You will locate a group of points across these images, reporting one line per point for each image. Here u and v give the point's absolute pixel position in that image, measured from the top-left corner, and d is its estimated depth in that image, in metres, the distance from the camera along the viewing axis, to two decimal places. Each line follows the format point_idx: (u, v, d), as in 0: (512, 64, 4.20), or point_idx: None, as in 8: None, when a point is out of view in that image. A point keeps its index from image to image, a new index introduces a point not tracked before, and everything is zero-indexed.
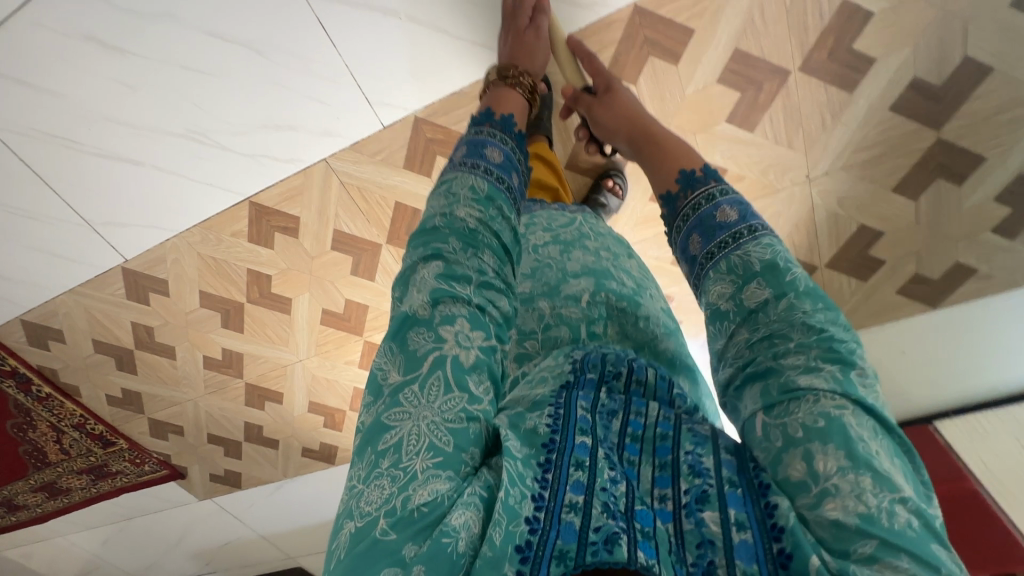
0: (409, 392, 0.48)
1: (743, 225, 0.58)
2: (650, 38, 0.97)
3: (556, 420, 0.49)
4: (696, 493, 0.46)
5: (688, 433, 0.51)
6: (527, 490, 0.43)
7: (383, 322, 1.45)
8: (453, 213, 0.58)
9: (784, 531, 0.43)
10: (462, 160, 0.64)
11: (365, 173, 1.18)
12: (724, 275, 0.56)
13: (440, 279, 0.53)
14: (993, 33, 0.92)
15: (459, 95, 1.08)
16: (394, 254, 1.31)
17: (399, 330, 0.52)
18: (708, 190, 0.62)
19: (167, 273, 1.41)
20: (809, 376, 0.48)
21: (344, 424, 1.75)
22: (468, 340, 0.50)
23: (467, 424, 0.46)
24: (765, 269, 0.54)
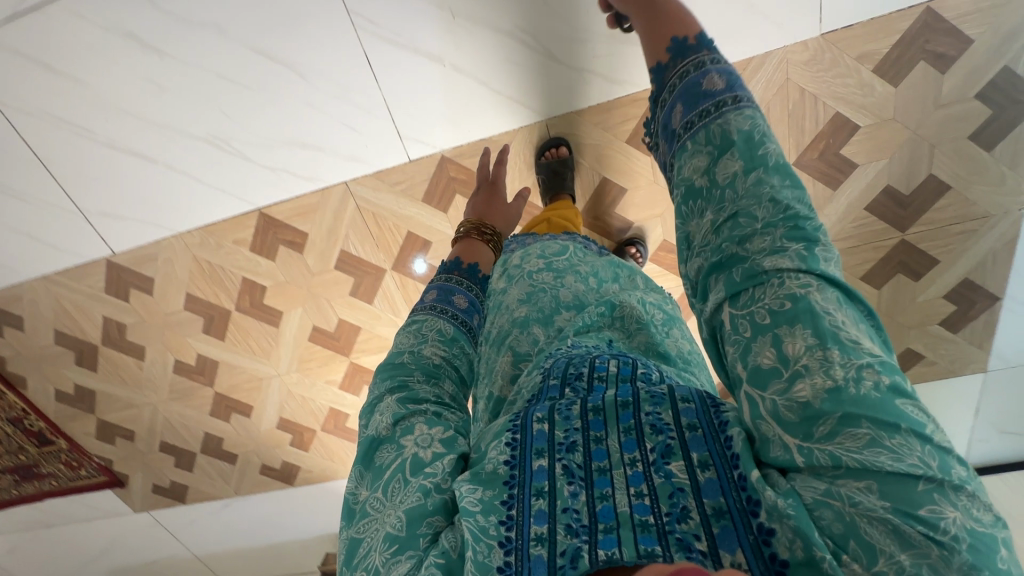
0: (375, 500, 0.52)
1: (730, 94, 0.52)
2: None
3: (514, 453, 0.48)
4: (661, 449, 0.46)
5: (646, 395, 0.49)
6: (491, 540, 0.44)
7: (373, 345, 1.45)
8: (420, 352, 0.64)
9: (742, 461, 0.43)
10: (433, 304, 0.73)
11: (383, 201, 1.21)
12: (702, 147, 0.52)
13: (400, 402, 0.57)
14: (954, 158, 1.07)
15: (487, 141, 1.13)
16: (397, 280, 1.32)
17: (367, 452, 0.56)
18: (703, 56, 0.56)
19: (155, 272, 1.37)
20: (775, 260, 0.44)
21: (312, 444, 1.70)
22: (426, 434, 0.54)
23: (423, 500, 0.50)
24: (741, 138, 0.49)
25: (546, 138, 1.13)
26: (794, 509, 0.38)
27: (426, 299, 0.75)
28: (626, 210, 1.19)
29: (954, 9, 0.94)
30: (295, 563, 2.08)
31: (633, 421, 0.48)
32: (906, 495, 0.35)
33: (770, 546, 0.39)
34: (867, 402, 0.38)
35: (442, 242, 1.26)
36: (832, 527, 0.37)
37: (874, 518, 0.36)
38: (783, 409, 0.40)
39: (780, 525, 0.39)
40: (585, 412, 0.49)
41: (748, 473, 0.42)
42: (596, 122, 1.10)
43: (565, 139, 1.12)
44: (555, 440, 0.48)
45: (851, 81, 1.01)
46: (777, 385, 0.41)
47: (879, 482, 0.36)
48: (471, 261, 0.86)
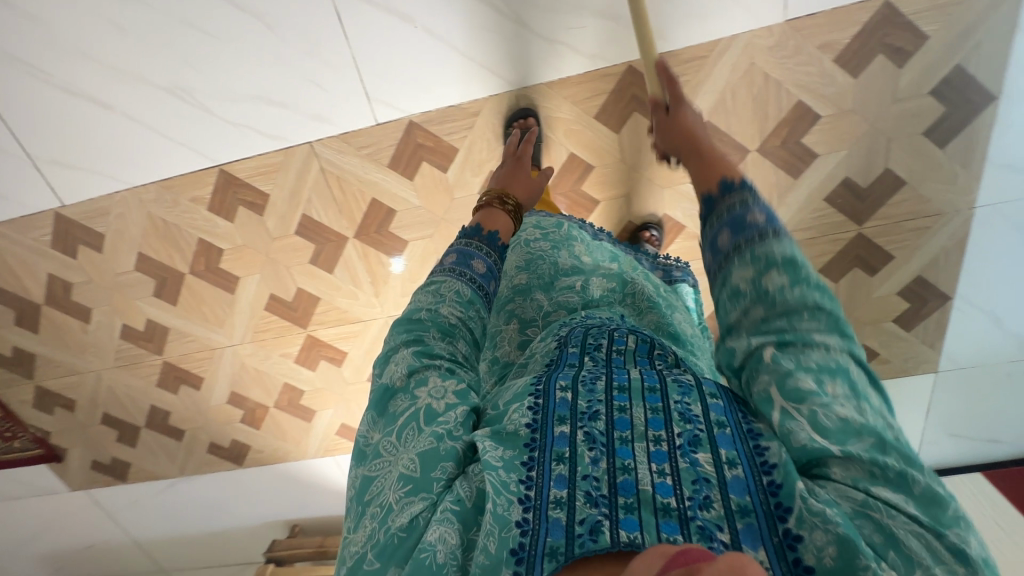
0: (388, 442, 0.51)
1: (769, 226, 0.52)
2: (637, 95, 1.08)
3: (536, 417, 0.50)
4: (688, 437, 0.47)
5: (674, 385, 0.52)
6: (511, 495, 0.44)
7: (332, 317, 1.41)
8: (438, 311, 0.58)
9: (775, 466, 0.44)
10: (450, 265, 0.65)
11: (348, 164, 1.19)
12: (748, 263, 0.51)
13: (416, 355, 0.55)
14: (909, 153, 1.10)
15: (456, 109, 1.12)
16: (359, 249, 1.30)
17: (381, 401, 0.54)
18: (742, 196, 0.55)
19: (106, 228, 1.32)
20: (822, 330, 0.48)
21: (264, 422, 1.64)
22: (442, 386, 0.52)
23: (437, 445, 0.49)
24: (785, 259, 0.49)
25: (515, 109, 1.12)
26: (840, 517, 0.40)
27: (444, 261, 0.67)
28: (591, 185, 1.18)
29: (910, 5, 0.97)
30: (241, 550, 1.99)
31: (659, 403, 0.50)
32: (932, 511, 0.41)
33: (797, 550, 0.40)
34: (897, 442, 0.44)
35: (407, 211, 1.24)
36: (873, 536, 0.40)
37: (910, 527, 0.40)
38: (826, 417, 0.44)
39: (815, 532, 0.40)
40: (609, 388, 0.52)
41: (790, 482, 0.42)
42: (567, 96, 1.10)
43: (535, 111, 1.11)
44: (578, 409, 0.50)
45: (813, 70, 1.03)
46: (828, 409, 0.44)
47: (914, 498, 0.41)
48: (491, 230, 0.73)
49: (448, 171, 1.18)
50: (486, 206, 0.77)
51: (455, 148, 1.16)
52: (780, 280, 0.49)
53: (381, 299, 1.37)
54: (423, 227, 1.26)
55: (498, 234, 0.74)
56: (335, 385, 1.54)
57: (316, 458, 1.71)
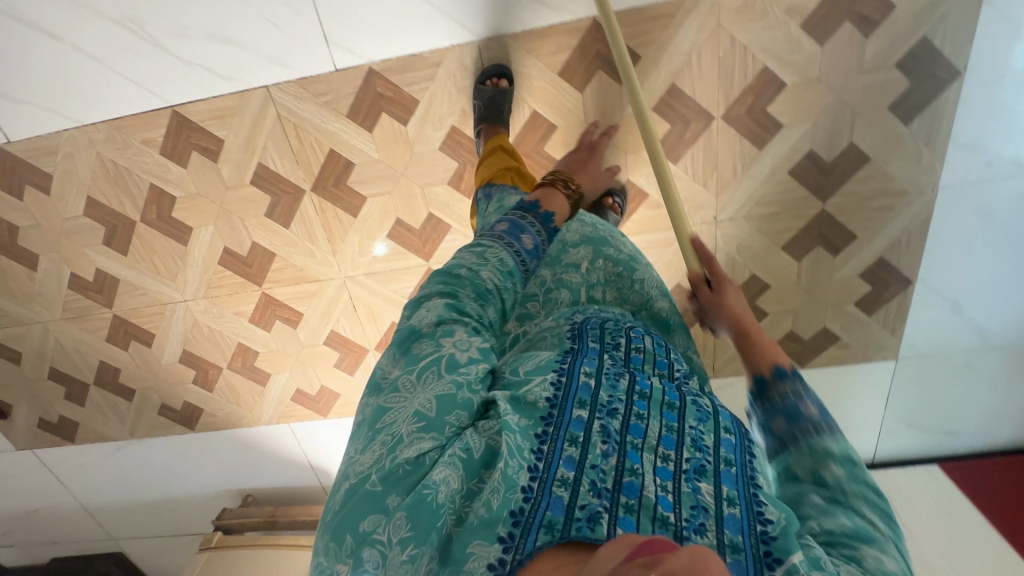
0: (407, 379, 0.53)
1: (822, 419, 0.55)
2: (601, 53, 1.06)
3: (556, 394, 0.52)
4: (695, 463, 0.49)
5: (692, 407, 0.55)
6: (523, 462, 0.47)
7: (287, 275, 1.37)
8: (479, 273, 0.60)
9: (771, 520, 0.46)
10: (500, 233, 0.67)
11: (306, 112, 1.16)
12: (803, 453, 0.53)
13: (447, 307, 0.57)
14: (873, 128, 1.09)
15: (417, 58, 1.09)
16: (316, 203, 1.26)
17: (406, 341, 0.56)
18: (796, 384, 0.58)
19: (54, 168, 1.27)
20: (870, 515, 0.48)
21: (217, 384, 1.60)
22: (468, 340, 0.54)
23: (456, 392, 0.51)
24: (840, 454, 0.52)
25: (479, 63, 1.09)
26: None
27: (494, 228, 0.69)
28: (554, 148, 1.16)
29: None
30: (192, 519, 1.94)
31: (675, 422, 0.52)
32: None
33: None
34: None
35: (365, 165, 1.20)
36: None
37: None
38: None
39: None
40: (631, 392, 0.54)
41: (786, 540, 0.44)
42: (531, 51, 1.08)
43: (497, 65, 1.09)
44: (599, 399, 0.52)
45: (780, 35, 1.02)
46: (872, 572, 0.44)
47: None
48: (548, 209, 0.75)
49: (408, 124, 1.15)
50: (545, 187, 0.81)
51: (416, 100, 1.13)
52: (837, 474, 0.51)
53: (338, 258, 1.33)
54: (381, 183, 1.22)
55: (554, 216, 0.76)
56: (290, 348, 1.50)
57: (270, 425, 1.67)
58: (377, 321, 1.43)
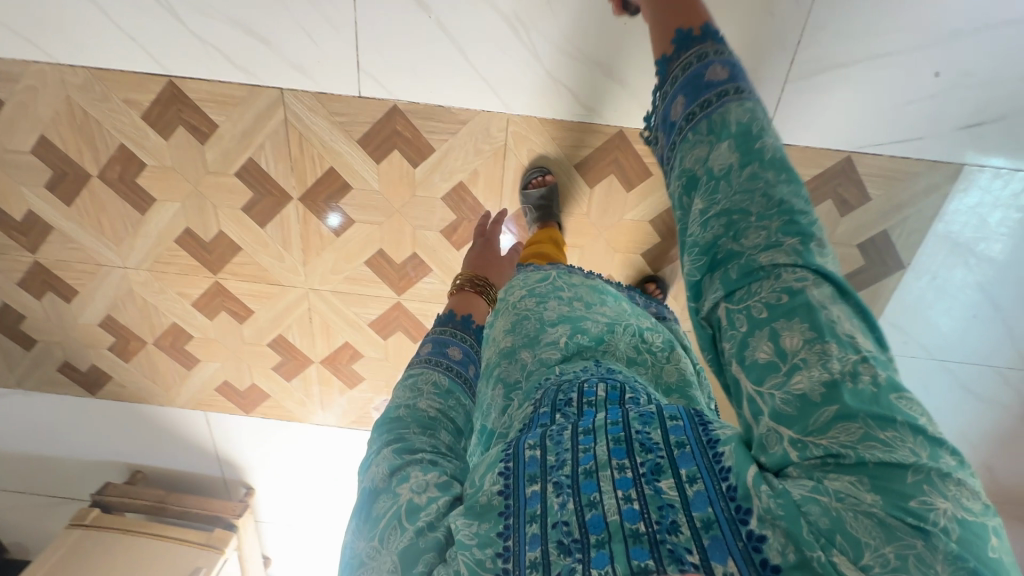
0: (372, 546, 0.48)
1: (732, 86, 0.53)
2: (618, 159, 1.11)
3: (507, 483, 0.46)
4: (651, 465, 0.43)
5: (634, 415, 0.47)
6: (490, 573, 0.42)
7: (248, 272, 1.31)
8: (416, 406, 0.61)
9: (730, 471, 0.40)
10: (427, 356, 0.71)
11: (315, 126, 1.11)
12: (702, 138, 0.52)
13: (396, 452, 0.54)
14: None
15: (444, 111, 1.09)
16: (301, 213, 1.22)
17: (367, 505, 0.52)
18: (706, 50, 0.57)
19: (9, 96, 1.13)
20: (771, 252, 0.45)
21: (136, 357, 1.48)
22: (423, 476, 0.51)
23: (416, 541, 0.46)
24: (737, 131, 0.50)
25: (501, 131, 1.10)
26: (782, 510, 0.36)
27: (421, 352, 0.73)
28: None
29: (867, 167, 1.08)
30: (66, 482, 1.78)
31: (620, 433, 0.45)
32: (893, 487, 0.35)
33: (762, 552, 0.36)
34: (866, 398, 0.38)
35: (363, 192, 1.18)
36: (819, 523, 0.35)
37: (860, 511, 0.35)
38: (781, 402, 0.40)
39: (774, 531, 0.36)
40: (575, 434, 0.47)
41: (743, 486, 0.39)
42: (554, 138, 1.10)
43: (519, 139, 1.11)
44: (548, 463, 0.46)
45: None
46: (780, 378, 0.41)
47: (868, 479, 0.36)
48: (465, 313, 0.85)
49: (417, 167, 1.14)
50: (459, 292, 0.91)
51: (432, 148, 1.12)
52: (728, 160, 0.50)
53: (307, 268, 1.29)
54: (373, 213, 1.20)
55: (472, 317, 0.85)
56: (228, 340, 1.43)
57: (185, 408, 1.57)
58: (330, 337, 1.40)
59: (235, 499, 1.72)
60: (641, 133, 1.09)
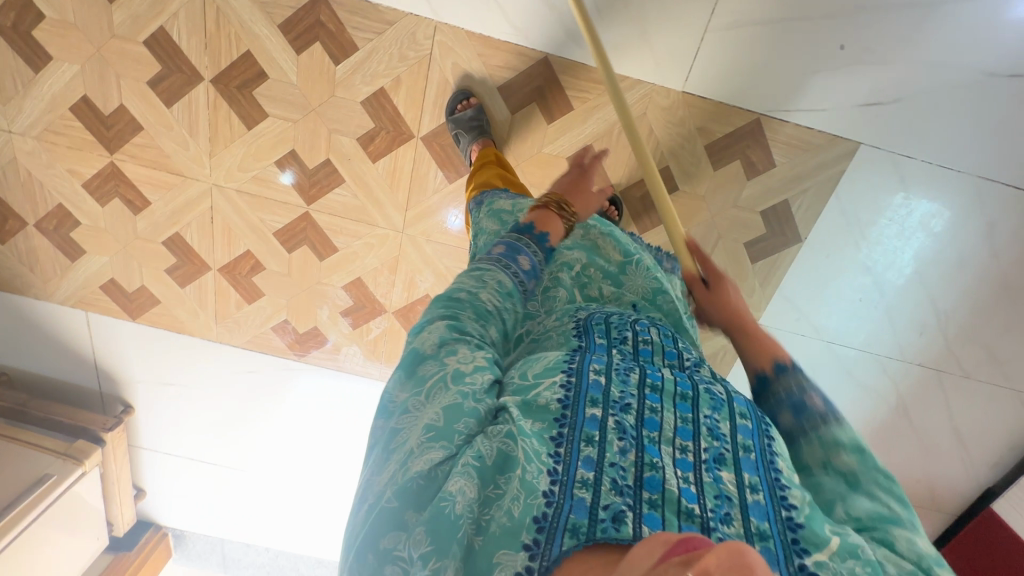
0: (415, 401, 0.50)
1: (831, 414, 0.54)
2: (541, 88, 1.12)
3: (568, 395, 0.50)
4: (714, 453, 0.48)
5: (705, 397, 0.53)
6: (542, 465, 0.45)
7: (147, 156, 1.23)
8: (478, 296, 0.58)
9: (796, 506, 0.45)
10: (496, 255, 0.65)
11: (236, 3, 1.08)
12: (814, 444, 0.53)
13: (449, 328, 0.54)
14: (728, 255, 1.25)
15: (372, 10, 1.07)
16: (210, 98, 1.16)
17: (409, 362, 0.53)
18: (799, 382, 0.57)
19: None
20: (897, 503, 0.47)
21: (12, 238, 1.36)
22: (472, 354, 0.52)
23: (462, 403, 0.48)
24: (852, 444, 0.51)
25: (429, 40, 1.09)
26: None
27: (491, 251, 0.67)
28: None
29: (775, 132, 1.13)
30: None
31: (689, 414, 0.51)
32: None
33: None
34: None
35: (279, 83, 1.14)
36: None
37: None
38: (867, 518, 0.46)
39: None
40: (643, 387, 0.52)
41: (814, 527, 0.43)
42: (481, 55, 1.10)
43: (446, 50, 1.10)
44: (611, 396, 0.50)
45: (686, 146, 1.15)
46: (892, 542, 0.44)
47: None
48: (543, 230, 0.72)
49: (338, 64, 1.11)
50: (544, 208, 0.77)
51: (356, 47, 1.10)
52: (848, 462, 0.50)
53: (212, 161, 1.23)
54: (288, 108, 1.16)
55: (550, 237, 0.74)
56: (119, 232, 1.34)
57: (64, 306, 1.45)
58: (231, 243, 1.33)
59: (109, 415, 1.59)
60: (567, 65, 1.10)
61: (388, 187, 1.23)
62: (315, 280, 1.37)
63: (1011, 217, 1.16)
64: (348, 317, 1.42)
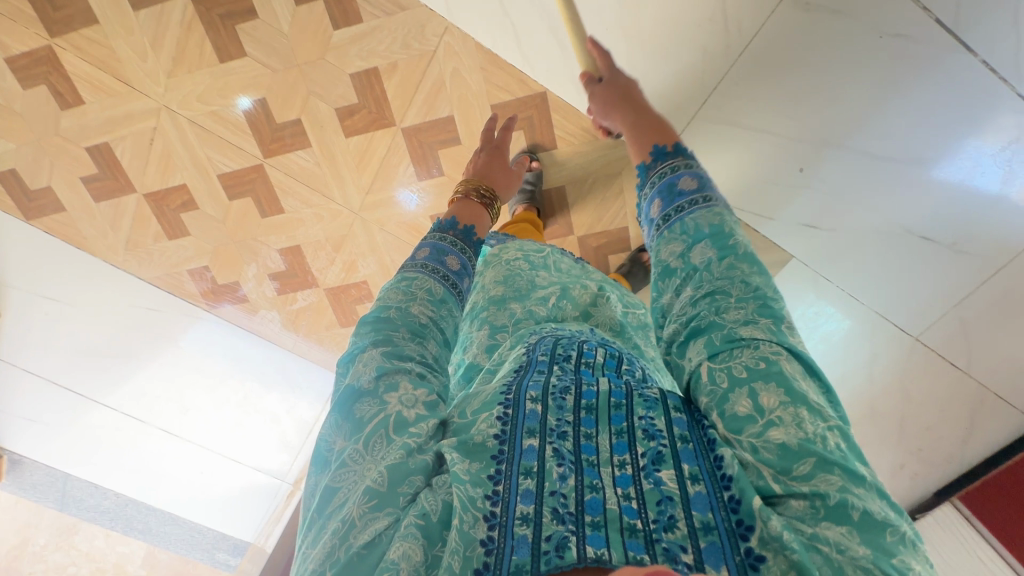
0: (355, 452, 0.49)
1: (700, 196, 0.60)
2: (532, 119, 1.13)
3: (504, 430, 0.47)
4: (652, 455, 0.45)
5: (639, 399, 0.49)
6: (477, 512, 0.42)
7: (95, 54, 1.11)
8: (409, 309, 0.60)
9: (732, 480, 0.42)
10: (423, 262, 0.67)
11: None
12: (678, 240, 0.58)
13: (386, 356, 0.55)
14: None
15: None
16: (188, 18, 1.07)
17: (347, 404, 0.52)
18: (675, 163, 0.64)
19: None
20: (750, 329, 0.48)
21: None
22: (412, 390, 0.52)
23: (406, 459, 0.47)
24: (711, 235, 0.56)
25: (436, 39, 1.07)
26: (795, 542, 0.38)
27: (416, 256, 0.69)
28: (449, 176, 1.19)
29: None
30: None
31: (625, 423, 0.47)
32: (875, 539, 0.38)
33: (757, 569, 0.38)
34: (835, 452, 0.41)
35: (268, 28, 1.07)
36: (822, 572, 0.37)
37: (857, 565, 0.37)
38: (739, 407, 0.45)
39: (777, 556, 0.38)
40: (578, 404, 0.49)
41: (747, 497, 0.41)
42: (483, 70, 1.09)
43: (450, 53, 1.08)
44: (546, 423, 0.47)
45: None
46: (761, 437, 0.43)
47: (854, 531, 0.38)
48: (467, 223, 0.76)
49: (336, 31, 1.07)
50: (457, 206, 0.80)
51: (360, 20, 1.06)
52: (706, 257, 0.55)
53: (170, 82, 1.13)
54: (270, 56, 1.09)
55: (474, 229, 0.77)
56: (37, 124, 1.19)
57: None
58: (167, 171, 1.22)
59: None
60: (561, 105, 1.12)
61: (354, 166, 1.19)
62: (250, 236, 1.30)
63: (891, 354, 1.32)
64: (276, 281, 1.36)
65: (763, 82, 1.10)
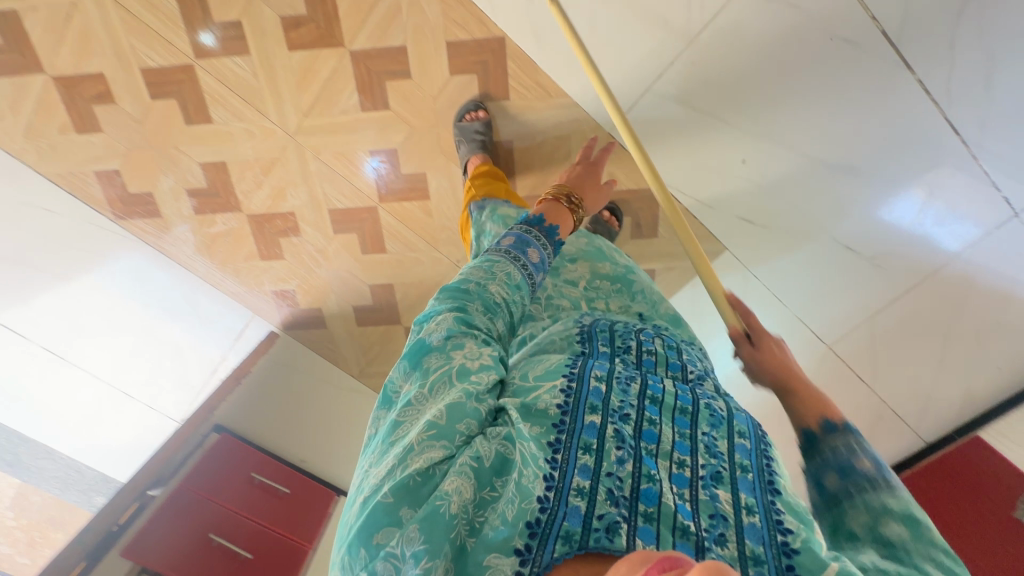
0: (420, 395, 0.49)
1: (880, 476, 0.48)
2: (487, 65, 1.10)
3: (567, 402, 0.48)
4: (710, 471, 0.45)
5: (705, 413, 0.50)
6: (538, 470, 0.42)
7: None
8: (487, 289, 0.55)
9: (790, 531, 0.41)
10: (505, 247, 0.61)
11: None
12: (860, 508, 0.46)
13: (457, 321, 0.52)
14: None
15: None
16: None
17: (415, 353, 0.52)
18: (848, 440, 0.51)
19: None
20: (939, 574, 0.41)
21: None
22: (478, 351, 0.51)
23: (465, 401, 0.48)
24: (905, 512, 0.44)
25: None
26: None
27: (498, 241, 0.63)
28: (394, 112, 1.14)
29: None
30: None
31: (688, 430, 0.48)
32: None
33: None
34: None
35: None
36: None
37: None
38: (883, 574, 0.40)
39: None
40: (642, 395, 0.50)
41: (812, 554, 0.40)
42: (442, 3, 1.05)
43: None
44: (610, 404, 0.48)
45: None
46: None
47: None
48: (553, 222, 0.68)
49: None
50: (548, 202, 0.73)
51: None
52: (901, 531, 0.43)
53: None
54: None
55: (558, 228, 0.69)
56: None
57: None
58: (83, 54, 1.11)
59: None
60: (520, 57, 1.09)
61: (294, 84, 1.12)
62: (171, 143, 1.20)
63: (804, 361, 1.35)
64: (194, 199, 1.27)
65: (722, 67, 1.11)
